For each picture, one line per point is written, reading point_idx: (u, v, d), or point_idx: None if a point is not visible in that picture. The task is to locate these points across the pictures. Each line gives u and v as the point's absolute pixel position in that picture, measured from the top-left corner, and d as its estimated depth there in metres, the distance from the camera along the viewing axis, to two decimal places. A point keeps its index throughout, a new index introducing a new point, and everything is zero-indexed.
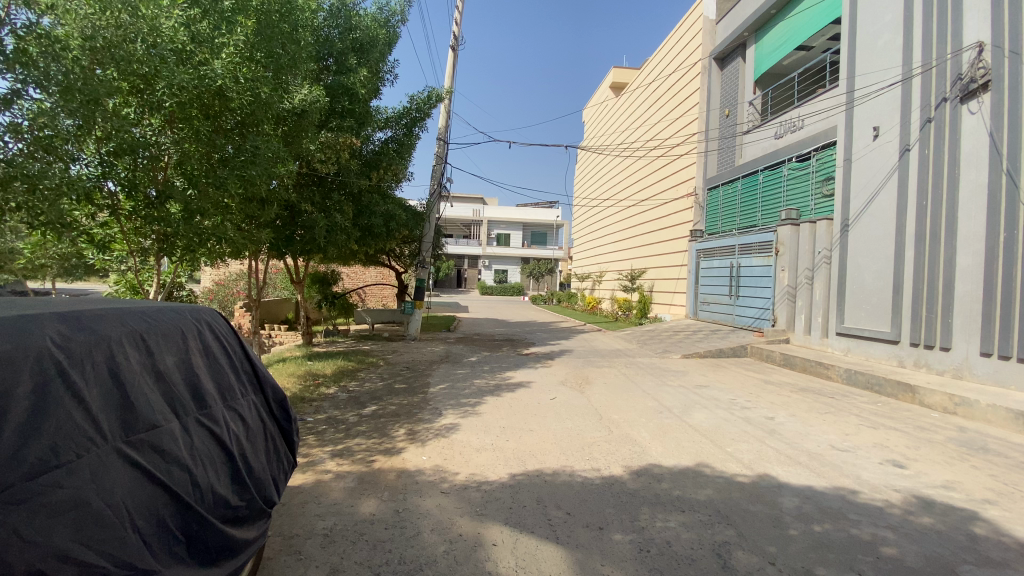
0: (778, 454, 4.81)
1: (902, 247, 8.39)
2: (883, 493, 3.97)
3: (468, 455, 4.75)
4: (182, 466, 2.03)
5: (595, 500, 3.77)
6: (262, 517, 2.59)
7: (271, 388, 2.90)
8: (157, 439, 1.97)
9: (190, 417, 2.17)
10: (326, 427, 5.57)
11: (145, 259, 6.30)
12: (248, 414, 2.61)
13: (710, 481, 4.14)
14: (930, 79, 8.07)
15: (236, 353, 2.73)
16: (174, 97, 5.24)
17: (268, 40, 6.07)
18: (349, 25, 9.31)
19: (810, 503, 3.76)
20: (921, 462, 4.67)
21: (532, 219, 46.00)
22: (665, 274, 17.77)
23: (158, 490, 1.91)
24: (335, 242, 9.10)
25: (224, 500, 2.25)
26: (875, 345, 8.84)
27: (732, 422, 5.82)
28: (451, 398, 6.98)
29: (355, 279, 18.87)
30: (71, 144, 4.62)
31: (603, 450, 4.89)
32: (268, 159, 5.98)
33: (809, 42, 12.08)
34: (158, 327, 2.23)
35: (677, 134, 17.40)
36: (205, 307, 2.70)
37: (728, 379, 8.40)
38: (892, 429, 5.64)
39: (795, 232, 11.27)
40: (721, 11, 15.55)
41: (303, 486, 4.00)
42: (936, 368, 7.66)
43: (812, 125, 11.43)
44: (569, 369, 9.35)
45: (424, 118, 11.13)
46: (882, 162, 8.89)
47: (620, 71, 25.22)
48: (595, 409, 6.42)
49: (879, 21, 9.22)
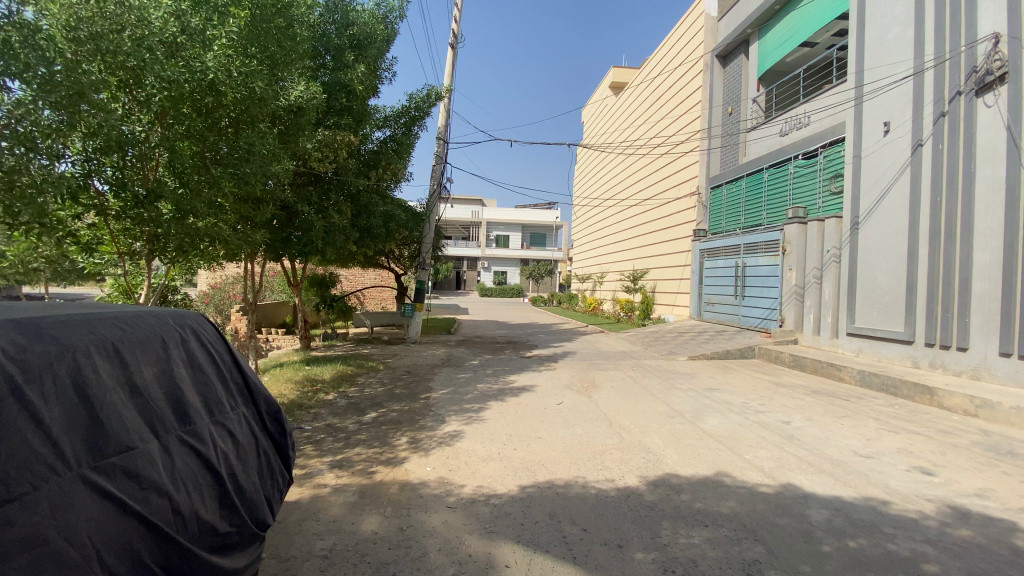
0: (801, 462, 4.57)
1: (915, 246, 8.20)
2: (915, 503, 3.76)
3: (474, 466, 4.51)
4: (161, 492, 1.81)
5: (611, 515, 3.53)
6: (255, 542, 2.37)
7: (264, 401, 2.64)
8: (133, 463, 1.74)
9: (171, 436, 1.95)
10: (325, 436, 5.32)
11: (135, 261, 6.06)
12: (239, 430, 2.38)
13: (732, 492, 3.91)
14: (943, 72, 7.90)
15: (225, 363, 2.47)
16: (163, 91, 5.03)
17: (263, 35, 5.92)
18: (346, 20, 9.11)
19: (840, 515, 3.54)
20: (951, 468, 4.46)
21: (531, 220, 45.87)
22: (667, 275, 17.56)
23: (133, 522, 1.69)
24: (333, 243, 8.81)
25: (211, 527, 2.03)
26: (888, 345, 8.63)
27: (747, 427, 5.60)
28: (453, 404, 6.75)
29: (353, 281, 18.65)
30: (55, 141, 4.36)
31: (615, 458, 4.66)
32: (263, 156, 5.85)
33: (814, 37, 11.89)
34: (134, 335, 1.99)
35: (679, 133, 17.18)
36: (190, 310, 2.44)
37: (738, 381, 8.17)
38: (914, 434, 5.43)
39: (802, 230, 11.04)
40: (724, 7, 15.35)
41: (300, 501, 3.76)
42: (953, 369, 7.45)
43: (818, 121, 11.21)
44: (573, 371, 9.14)
45: (423, 117, 10.94)
46: (893, 159, 8.69)
47: (619, 70, 24.89)
48: (604, 414, 6.20)
49: (888, 14, 9.02)
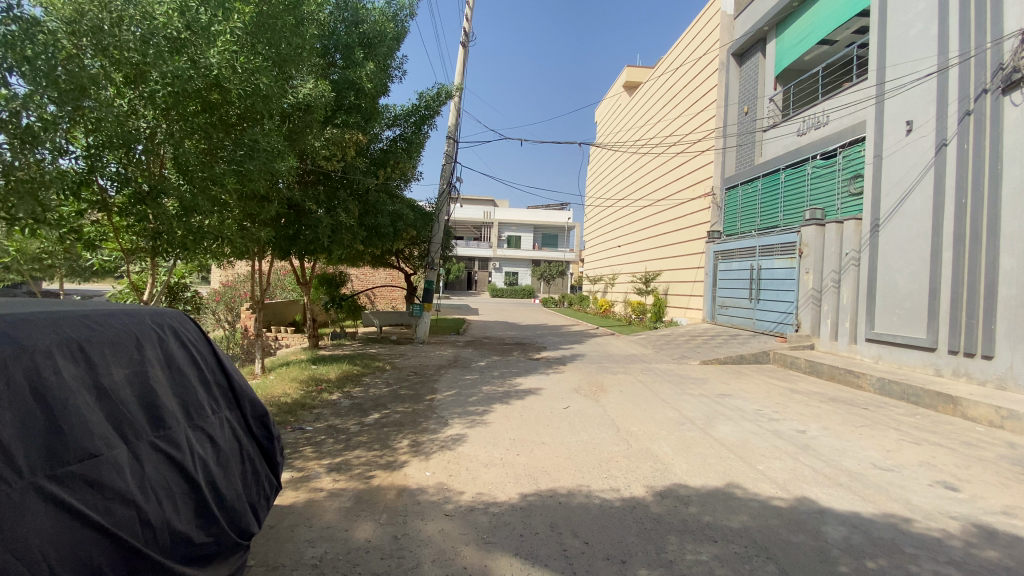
0: (816, 474, 4.36)
1: (938, 249, 7.91)
2: (939, 521, 3.54)
3: (475, 472, 4.37)
4: (127, 502, 1.72)
5: (615, 527, 3.38)
6: (236, 551, 2.26)
7: (250, 403, 2.52)
8: (96, 471, 1.64)
9: (142, 441, 1.85)
10: (325, 438, 5.22)
11: (139, 258, 5.99)
12: (220, 435, 2.26)
13: (743, 505, 3.72)
14: (968, 70, 7.63)
15: (208, 364, 2.36)
16: (168, 87, 4.96)
17: (270, 32, 5.83)
18: (357, 18, 9.01)
19: (858, 533, 3.34)
20: (976, 484, 4.23)
21: (543, 221, 45.73)
22: (680, 277, 17.28)
23: (93, 534, 1.59)
24: (339, 242, 8.73)
25: (186, 537, 1.93)
26: (908, 351, 8.33)
27: (760, 436, 5.39)
28: (458, 406, 6.63)
29: (363, 281, 18.65)
30: (58, 136, 4.33)
31: (622, 466, 4.50)
32: (268, 153, 5.75)
33: (833, 36, 11.60)
34: (103, 335, 1.88)
35: (693, 132, 16.92)
36: (172, 309, 2.33)
37: (751, 387, 7.95)
38: (936, 446, 5.19)
39: (820, 232, 10.72)
40: (740, 5, 15.05)
41: (294, 506, 3.66)
42: (978, 378, 7.17)
43: (837, 120, 10.90)
44: (582, 375, 8.95)
45: (433, 116, 10.84)
46: (915, 159, 8.39)
47: (633, 69, 24.58)
48: (611, 420, 6.03)
49: (911, 10, 8.74)
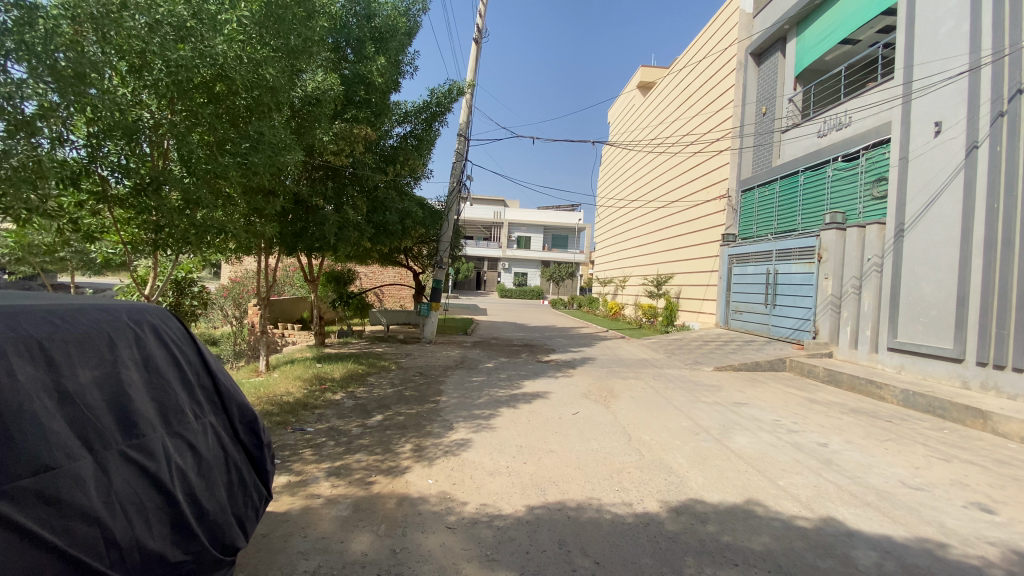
0: (842, 492, 4.11)
1: (968, 256, 7.59)
2: (977, 547, 3.28)
3: (480, 480, 4.17)
4: (90, 519, 1.55)
5: (628, 546, 3.16)
6: (220, 568, 2.07)
7: (237, 407, 2.33)
8: (52, 486, 1.47)
9: (111, 451, 1.67)
10: (326, 440, 5.04)
11: (139, 250, 5.82)
12: (203, 443, 2.07)
13: (764, 525, 3.48)
14: (1002, 69, 7.31)
15: (192, 365, 2.17)
16: (171, 76, 4.80)
17: (279, 22, 5.60)
18: (369, 12, 8.86)
19: (890, 559, 3.09)
20: (1013, 506, 3.96)
21: (554, 221, 45.50)
22: (693, 281, 16.98)
23: (48, 557, 1.43)
24: (346, 240, 8.51)
25: (160, 556, 1.75)
26: (933, 362, 8.00)
27: (780, 448, 5.13)
28: (463, 409, 6.43)
29: (372, 278, 18.55)
30: (58, 125, 4.20)
31: (635, 478, 4.28)
32: (274, 147, 5.57)
33: (856, 35, 11.26)
34: (69, 333, 1.71)
35: (709, 133, 16.60)
36: (153, 304, 2.15)
37: (768, 396, 7.68)
38: (967, 464, 4.91)
39: (840, 236, 10.40)
40: (760, 3, 14.73)
41: (289, 513, 3.48)
42: (1009, 392, 6.84)
43: (861, 120, 10.59)
44: (591, 379, 8.69)
45: (444, 113, 10.65)
46: (944, 161, 8.07)
47: (647, 69, 24.26)
48: (623, 427, 5.79)
49: (941, 7, 8.43)
